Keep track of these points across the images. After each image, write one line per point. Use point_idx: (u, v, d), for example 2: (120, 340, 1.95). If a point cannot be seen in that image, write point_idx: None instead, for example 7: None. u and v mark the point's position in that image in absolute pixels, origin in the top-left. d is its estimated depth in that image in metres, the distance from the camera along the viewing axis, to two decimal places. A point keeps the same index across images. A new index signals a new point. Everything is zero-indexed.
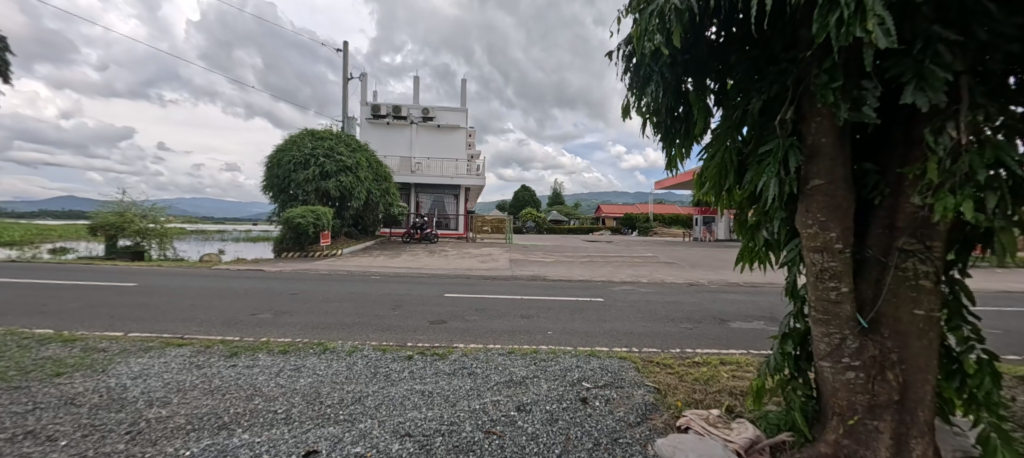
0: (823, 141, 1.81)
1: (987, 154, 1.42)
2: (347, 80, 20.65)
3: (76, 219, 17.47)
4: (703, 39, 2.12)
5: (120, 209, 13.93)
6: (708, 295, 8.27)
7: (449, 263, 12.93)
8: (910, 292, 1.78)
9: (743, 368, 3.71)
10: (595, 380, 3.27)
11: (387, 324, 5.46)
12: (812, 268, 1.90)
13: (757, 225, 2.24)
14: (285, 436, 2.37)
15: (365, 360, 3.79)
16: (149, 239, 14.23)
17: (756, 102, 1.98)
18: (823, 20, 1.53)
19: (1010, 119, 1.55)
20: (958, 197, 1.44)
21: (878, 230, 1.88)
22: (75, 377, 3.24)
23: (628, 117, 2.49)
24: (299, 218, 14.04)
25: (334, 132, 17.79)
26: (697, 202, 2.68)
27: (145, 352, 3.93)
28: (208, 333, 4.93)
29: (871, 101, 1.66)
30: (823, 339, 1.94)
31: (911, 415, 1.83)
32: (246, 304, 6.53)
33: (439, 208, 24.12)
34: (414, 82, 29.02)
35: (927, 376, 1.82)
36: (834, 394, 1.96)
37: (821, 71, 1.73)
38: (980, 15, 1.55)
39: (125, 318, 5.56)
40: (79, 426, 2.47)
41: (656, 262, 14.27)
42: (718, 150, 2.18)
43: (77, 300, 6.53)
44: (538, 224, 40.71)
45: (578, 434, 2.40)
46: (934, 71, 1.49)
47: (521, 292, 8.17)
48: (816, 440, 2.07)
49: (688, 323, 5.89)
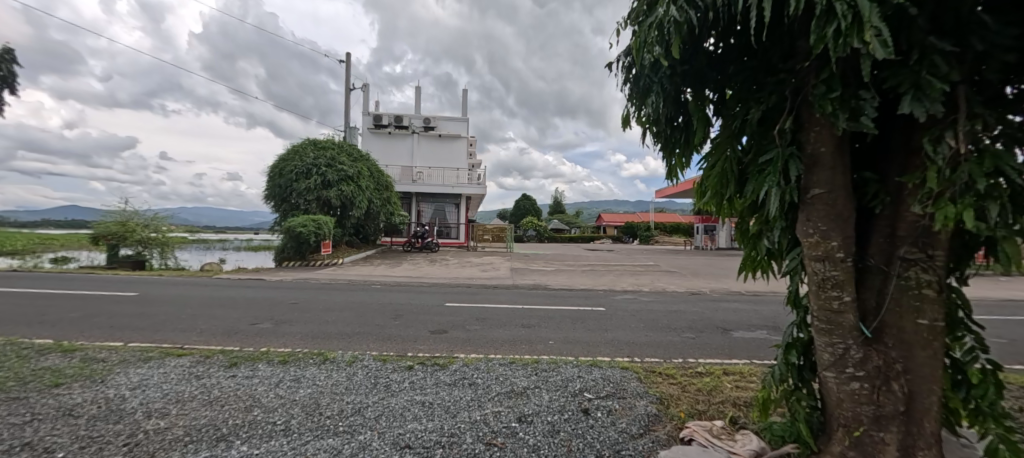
0: (823, 151, 1.82)
1: (986, 163, 1.43)
2: (349, 90, 20.86)
3: (80, 228, 17.54)
4: (702, 50, 2.13)
5: (122, 218, 14.04)
6: (709, 304, 8.26)
7: (450, 272, 12.87)
8: (912, 301, 1.77)
9: (745, 378, 3.69)
10: (597, 390, 3.25)
11: (387, 333, 5.44)
12: (814, 277, 1.89)
13: (757, 234, 2.25)
14: (283, 448, 2.34)
15: (366, 370, 3.77)
16: (150, 248, 14.26)
17: (756, 112, 1.99)
18: (819, 31, 1.54)
19: (1007, 128, 1.56)
20: (958, 206, 1.44)
21: (880, 238, 1.88)
22: (74, 388, 3.23)
23: (628, 127, 2.50)
24: (300, 227, 14.01)
25: (335, 142, 17.91)
26: (698, 211, 2.68)
27: (144, 362, 3.92)
28: (207, 342, 4.90)
29: (869, 111, 1.67)
30: (827, 349, 1.93)
31: (917, 426, 1.81)
32: (246, 313, 6.51)
33: (440, 217, 24.18)
34: (415, 92, 29.36)
35: (933, 386, 1.79)
36: (839, 405, 1.94)
37: (819, 81, 1.74)
38: (977, 26, 1.56)
39: (124, 327, 5.54)
40: (77, 438, 2.45)
41: (657, 270, 14.30)
42: (719, 159, 2.20)
43: (75, 309, 6.51)
44: (539, 232, 40.66)
45: (580, 445, 2.38)
46: (931, 81, 1.50)
47: (522, 300, 8.15)
48: (822, 451, 2.05)
49: (690, 332, 5.86)
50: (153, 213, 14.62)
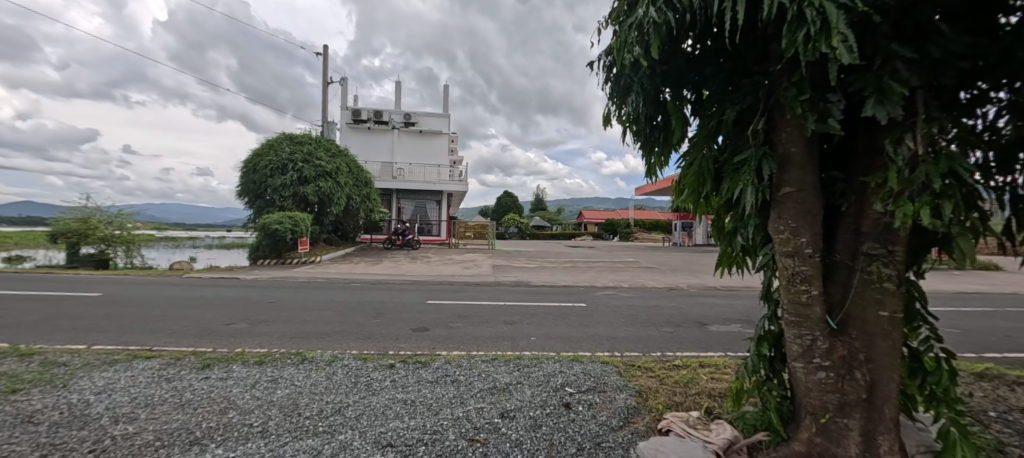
0: (794, 151, 1.90)
1: (942, 164, 1.52)
2: (326, 83, 20.43)
3: (37, 227, 16.66)
4: (680, 50, 2.18)
5: (83, 215, 13.43)
6: (687, 299, 8.48)
7: (431, 270, 12.79)
8: (875, 294, 1.87)
9: (721, 370, 3.81)
10: (578, 385, 3.31)
11: (368, 332, 5.38)
12: (785, 272, 1.97)
13: (733, 230, 2.33)
14: (261, 450, 2.31)
15: (346, 370, 3.72)
16: (114, 246, 13.67)
17: (732, 112, 2.05)
18: (790, 36, 1.60)
19: (961, 131, 1.66)
20: (916, 205, 1.53)
21: (845, 235, 1.97)
22: (33, 393, 3.08)
23: (608, 126, 2.55)
24: (276, 224, 13.67)
25: (312, 137, 17.49)
26: (677, 208, 2.74)
27: (110, 366, 3.78)
28: (178, 344, 4.76)
29: (836, 113, 1.75)
30: (795, 341, 2.02)
31: (878, 413, 1.91)
32: (221, 313, 6.33)
33: (421, 214, 23.94)
34: (395, 87, 28.94)
35: (892, 374, 1.90)
36: (807, 394, 2.03)
37: (791, 84, 1.81)
38: (933, 34, 1.66)
39: (88, 329, 5.32)
40: (37, 446, 2.35)
41: (637, 266, 14.58)
42: (696, 158, 2.25)
43: (34, 311, 6.21)
44: (520, 230, 40.83)
45: (562, 439, 2.42)
46: (892, 86, 1.58)
47: (504, 297, 8.19)
48: (791, 438, 2.13)
49: (668, 327, 6.01)
50: (118, 210, 14.06)
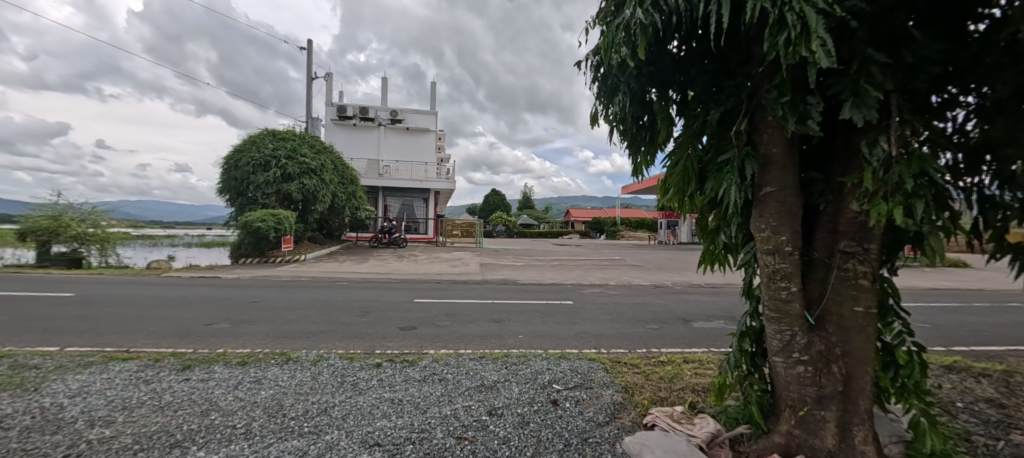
0: (775, 151, 1.95)
1: (914, 165, 1.58)
2: (310, 79, 20.09)
3: (5, 225, 16.04)
4: (666, 52, 2.22)
5: (55, 212, 12.98)
6: (672, 296, 8.61)
7: (418, 268, 12.72)
8: (850, 290, 1.94)
9: (704, 365, 3.89)
10: (565, 382, 3.34)
11: (354, 331, 5.33)
12: (766, 269, 2.02)
13: (716, 229, 2.39)
14: (244, 452, 2.28)
15: (332, 369, 3.69)
16: (88, 245, 13.25)
17: (716, 113, 2.09)
18: (772, 39, 1.64)
19: (932, 134, 1.73)
20: (890, 204, 1.59)
21: (823, 233, 2.04)
22: (2, 398, 2.98)
23: (596, 125, 2.58)
24: (258, 222, 13.42)
25: (296, 133, 17.19)
26: (662, 207, 2.78)
27: (84, 368, 3.67)
28: (157, 345, 4.65)
29: (814, 115, 1.81)
30: (775, 336, 2.07)
31: (853, 405, 1.98)
32: (202, 313, 6.19)
33: (408, 212, 23.75)
34: (382, 83, 28.64)
35: (866, 367, 1.97)
36: (787, 387, 2.09)
37: (772, 86, 1.86)
38: (907, 39, 1.73)
39: (61, 331, 5.15)
40: (8, 451, 2.28)
41: (623, 264, 14.75)
42: (681, 157, 2.28)
43: (3, 312, 5.99)
44: (508, 228, 40.83)
45: (549, 436, 2.44)
46: (868, 89, 1.63)
47: (491, 296, 8.20)
48: (770, 431, 2.20)
49: (654, 324, 6.10)
50: (91, 207, 13.62)
